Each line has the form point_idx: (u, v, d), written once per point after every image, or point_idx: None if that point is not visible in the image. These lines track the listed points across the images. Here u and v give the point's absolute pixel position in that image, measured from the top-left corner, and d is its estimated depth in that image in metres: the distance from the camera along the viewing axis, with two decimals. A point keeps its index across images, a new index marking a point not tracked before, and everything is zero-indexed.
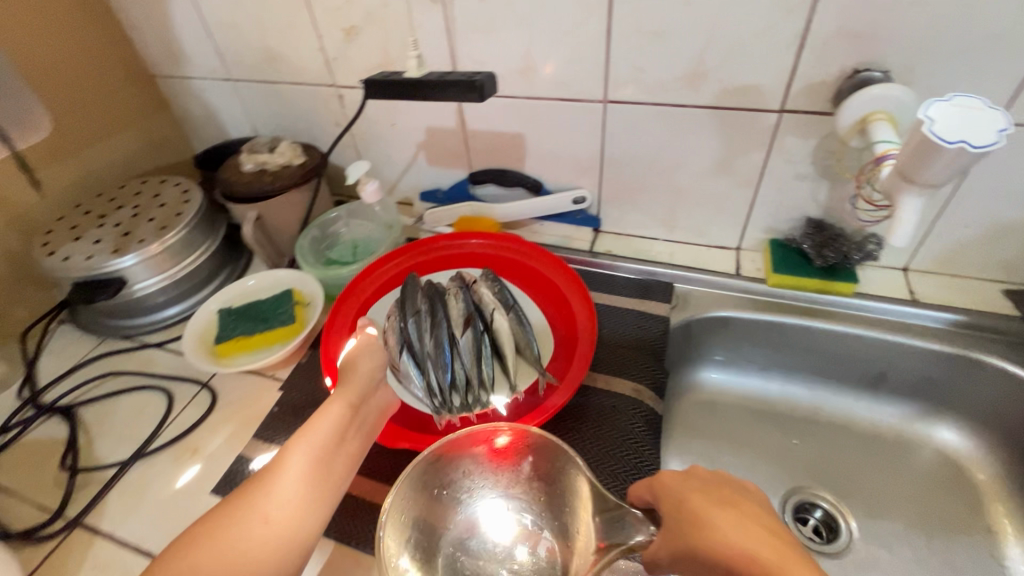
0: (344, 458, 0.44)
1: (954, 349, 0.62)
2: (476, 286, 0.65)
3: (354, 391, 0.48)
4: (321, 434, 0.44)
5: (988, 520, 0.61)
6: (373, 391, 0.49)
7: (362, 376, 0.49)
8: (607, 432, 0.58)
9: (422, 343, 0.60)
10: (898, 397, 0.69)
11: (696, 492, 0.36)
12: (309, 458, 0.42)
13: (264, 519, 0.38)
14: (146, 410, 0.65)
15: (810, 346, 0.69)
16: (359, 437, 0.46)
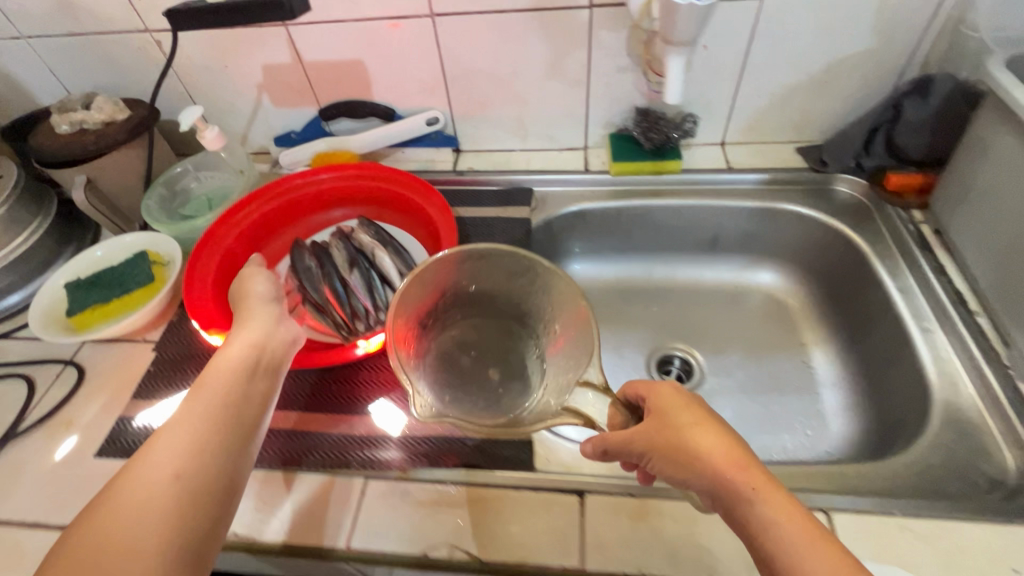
0: (243, 414, 0.40)
1: (761, 203, 0.74)
2: (353, 233, 0.68)
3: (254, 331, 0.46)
4: (222, 377, 0.41)
5: (801, 336, 0.74)
6: (272, 332, 0.47)
7: (259, 317, 0.48)
8: None
9: (318, 292, 0.61)
10: (731, 254, 0.80)
11: (694, 409, 0.39)
12: (211, 400, 0.40)
13: (153, 478, 0.34)
14: (6, 399, 0.61)
15: (655, 224, 0.78)
16: (264, 379, 0.44)
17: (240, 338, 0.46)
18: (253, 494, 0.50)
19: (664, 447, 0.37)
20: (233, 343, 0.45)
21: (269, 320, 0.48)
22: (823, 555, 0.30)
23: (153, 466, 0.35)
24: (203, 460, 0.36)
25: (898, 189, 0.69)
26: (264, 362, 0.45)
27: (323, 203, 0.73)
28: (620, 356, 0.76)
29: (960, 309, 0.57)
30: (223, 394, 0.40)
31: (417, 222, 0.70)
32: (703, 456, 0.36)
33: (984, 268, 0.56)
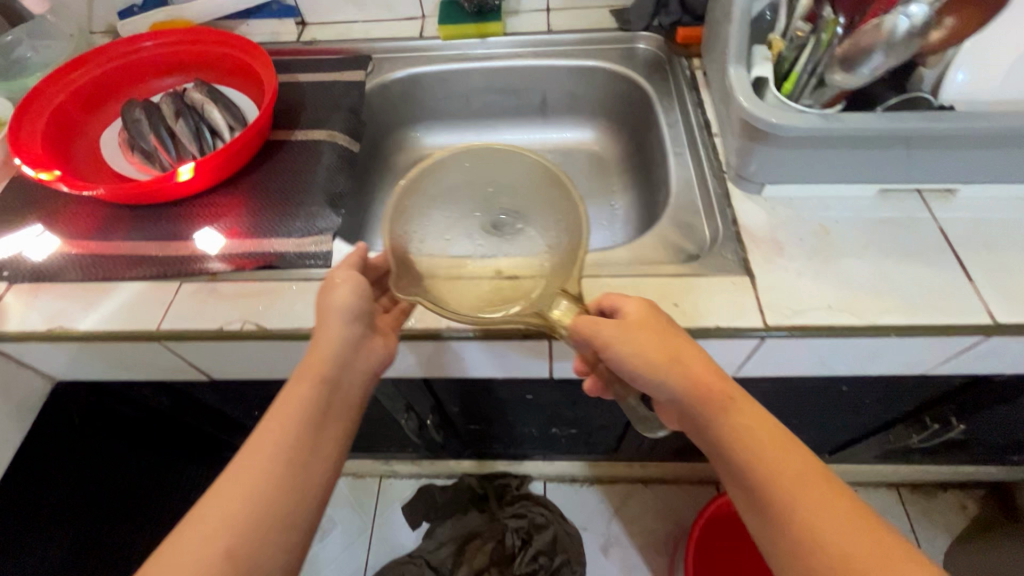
0: (313, 470, 0.42)
1: (575, 62, 0.81)
2: (182, 91, 0.72)
3: (332, 344, 0.46)
4: (292, 422, 0.43)
5: (611, 185, 0.84)
6: (343, 362, 0.47)
7: (328, 344, 0.46)
8: (304, 164, 0.71)
9: (147, 143, 0.68)
10: (559, 117, 0.88)
11: (662, 325, 0.46)
12: (288, 424, 0.42)
13: (224, 542, 0.38)
14: None
15: (487, 88, 0.85)
16: (342, 394, 0.46)
17: (310, 370, 0.45)
18: (82, 300, 0.58)
19: (627, 337, 0.45)
20: (312, 355, 0.46)
21: (345, 341, 0.47)
22: (780, 454, 0.39)
23: (236, 496, 0.39)
24: (274, 488, 0.40)
25: (685, 41, 0.77)
26: (342, 377, 0.46)
27: (153, 70, 0.77)
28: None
29: (703, 133, 0.66)
30: (300, 414, 0.43)
31: (245, 79, 0.75)
32: (676, 367, 0.43)
33: (716, 92, 0.65)
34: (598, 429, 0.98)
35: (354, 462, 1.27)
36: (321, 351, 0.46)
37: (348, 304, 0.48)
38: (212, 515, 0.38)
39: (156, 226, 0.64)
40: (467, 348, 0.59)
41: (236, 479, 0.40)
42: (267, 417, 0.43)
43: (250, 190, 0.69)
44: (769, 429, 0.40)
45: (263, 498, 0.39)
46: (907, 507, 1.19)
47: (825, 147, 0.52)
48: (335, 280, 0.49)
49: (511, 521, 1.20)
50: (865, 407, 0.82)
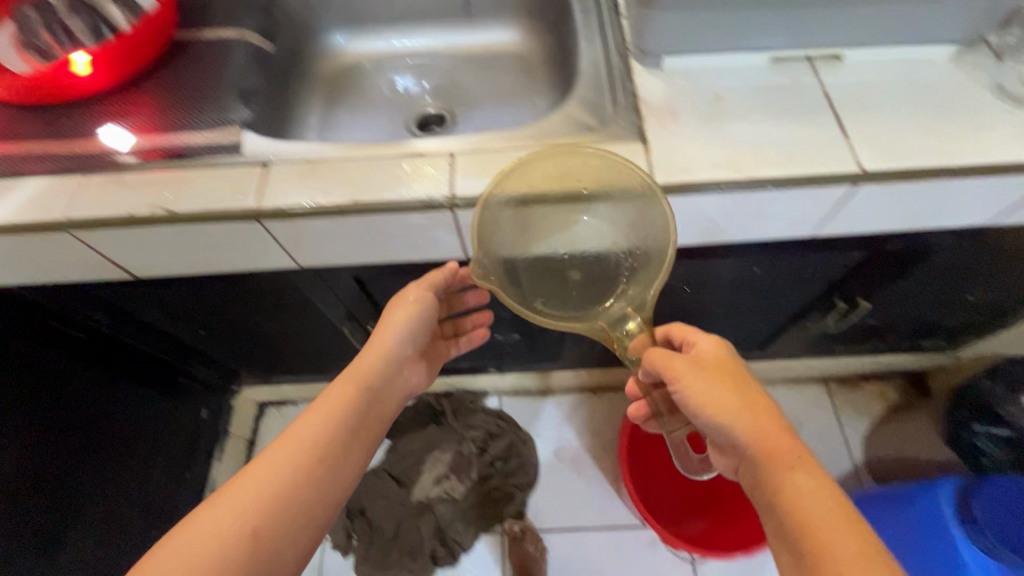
0: (347, 456, 0.55)
1: None
2: None
3: (381, 355, 0.61)
4: (340, 414, 0.56)
5: (537, 84, 0.84)
6: (383, 377, 0.61)
7: (374, 356, 0.60)
8: (214, 60, 0.70)
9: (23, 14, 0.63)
10: (484, 18, 0.87)
11: (735, 369, 0.53)
12: (335, 417, 0.55)
13: (272, 484, 0.50)
14: None
15: None
16: (380, 403, 0.60)
17: (356, 368, 0.60)
18: None
19: (710, 381, 0.51)
20: (364, 363, 0.60)
21: (395, 354, 0.62)
22: (831, 510, 0.42)
23: (278, 469, 0.51)
24: (306, 465, 0.52)
25: None
26: (384, 387, 0.61)
27: None
28: (378, 115, 0.85)
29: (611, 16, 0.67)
30: (344, 409, 0.56)
31: None
32: (744, 407, 0.49)
33: None
34: (539, 333, 1.03)
35: (313, 388, 1.30)
36: (377, 362, 0.60)
37: (405, 321, 0.62)
38: (262, 469, 0.50)
39: (59, 124, 0.63)
40: (367, 225, 0.57)
41: (279, 455, 0.52)
42: (316, 406, 0.56)
43: (156, 87, 0.68)
44: (810, 470, 0.44)
45: (299, 477, 0.51)
46: (834, 398, 1.29)
47: (711, 9, 0.54)
48: (408, 298, 0.63)
49: (467, 432, 1.27)
50: (779, 290, 0.87)
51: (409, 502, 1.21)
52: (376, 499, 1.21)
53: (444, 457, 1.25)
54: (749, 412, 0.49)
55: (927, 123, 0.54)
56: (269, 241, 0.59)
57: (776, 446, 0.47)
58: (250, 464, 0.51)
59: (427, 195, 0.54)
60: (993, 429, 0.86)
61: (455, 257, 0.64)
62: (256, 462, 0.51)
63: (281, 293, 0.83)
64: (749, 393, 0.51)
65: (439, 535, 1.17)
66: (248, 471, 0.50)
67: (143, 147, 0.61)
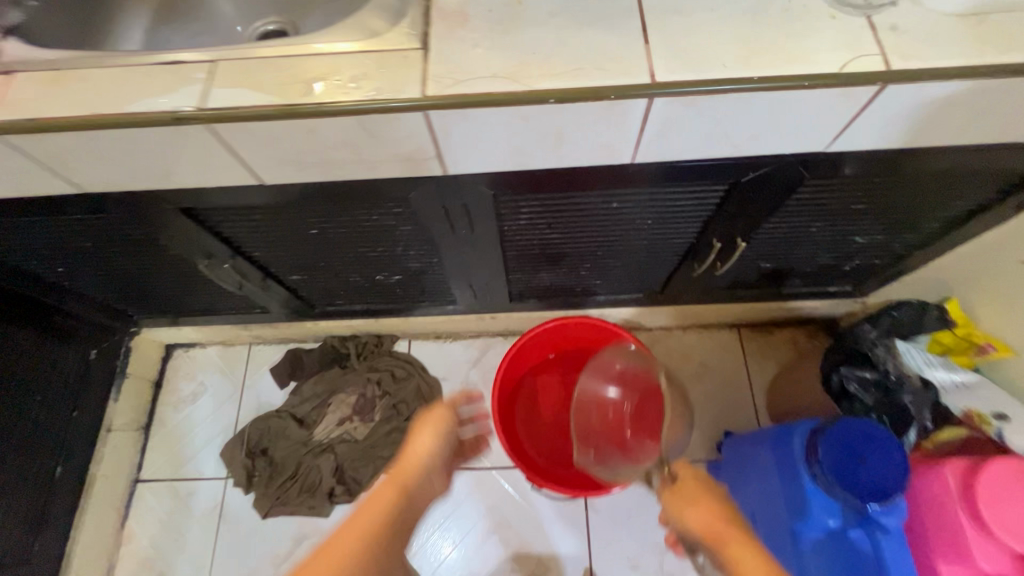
0: (388, 551, 0.69)
1: None
2: None
3: (416, 464, 0.79)
4: (382, 514, 0.71)
5: None
6: (416, 476, 0.77)
7: (411, 459, 0.79)
8: None
9: None
10: None
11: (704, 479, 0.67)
12: (378, 518, 0.71)
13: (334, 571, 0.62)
14: None
15: None
16: (413, 506, 0.76)
17: (397, 473, 0.77)
18: None
19: (676, 492, 0.66)
20: (399, 471, 0.77)
21: (427, 466, 0.80)
22: None
23: (344, 557, 0.64)
24: (361, 545, 0.66)
25: None
26: (412, 495, 0.76)
27: None
28: (215, 34, 0.77)
29: None
30: (386, 506, 0.72)
31: None
32: (698, 506, 0.63)
33: None
34: (420, 274, 0.99)
35: (217, 330, 1.28)
36: (414, 470, 0.79)
37: (432, 436, 0.82)
38: (325, 561, 0.64)
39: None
40: (123, 143, 0.52)
41: (338, 542, 0.66)
42: (364, 507, 0.72)
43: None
44: (751, 550, 0.57)
45: (359, 565, 0.64)
46: (744, 344, 1.27)
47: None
48: (437, 405, 0.85)
49: (371, 374, 1.26)
50: (649, 228, 0.84)
51: (311, 442, 1.22)
52: (277, 439, 1.22)
53: (348, 399, 1.25)
54: (695, 505, 0.63)
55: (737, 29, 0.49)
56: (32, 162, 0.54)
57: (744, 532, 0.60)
58: (312, 557, 0.64)
59: (177, 106, 0.49)
60: (860, 372, 0.85)
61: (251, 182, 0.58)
62: (320, 553, 0.64)
63: (116, 226, 0.78)
64: (700, 496, 0.64)
65: (337, 474, 1.19)
66: (320, 563, 0.63)
67: None
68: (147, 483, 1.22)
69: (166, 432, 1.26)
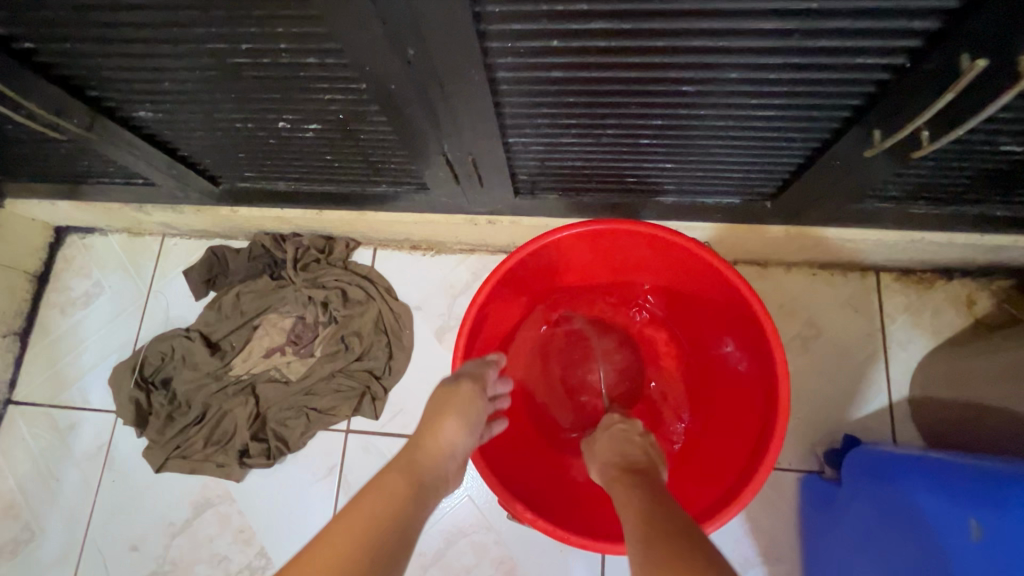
0: (387, 545, 0.44)
1: None
2: None
3: (438, 456, 0.53)
4: (380, 501, 0.46)
5: None
6: (427, 461, 0.52)
7: (424, 440, 0.54)
8: None
9: None
10: None
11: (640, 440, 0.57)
12: (376, 509, 0.46)
13: None
14: None
15: None
16: (434, 501, 0.50)
17: (403, 459, 0.52)
18: None
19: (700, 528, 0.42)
20: (412, 459, 0.52)
21: (451, 458, 0.54)
22: None
23: (324, 567, 0.41)
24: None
25: None
26: (431, 489, 0.50)
27: None
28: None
29: None
30: (387, 513, 0.45)
31: None
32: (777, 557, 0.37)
33: None
34: (353, 123, 0.57)
35: (110, 210, 0.91)
36: (436, 462, 0.52)
37: (463, 423, 0.55)
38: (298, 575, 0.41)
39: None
40: None
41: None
42: (360, 494, 0.47)
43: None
44: None
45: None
46: (883, 299, 0.81)
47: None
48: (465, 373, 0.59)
49: (312, 292, 0.88)
50: (801, 20, 0.37)
51: (225, 378, 0.87)
52: (182, 368, 0.88)
53: (281, 323, 0.89)
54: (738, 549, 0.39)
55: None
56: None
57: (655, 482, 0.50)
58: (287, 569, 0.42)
59: None
60: None
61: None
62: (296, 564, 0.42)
63: None
64: None
65: (255, 424, 0.84)
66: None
67: None
68: (20, 407, 0.92)
69: (50, 342, 0.94)
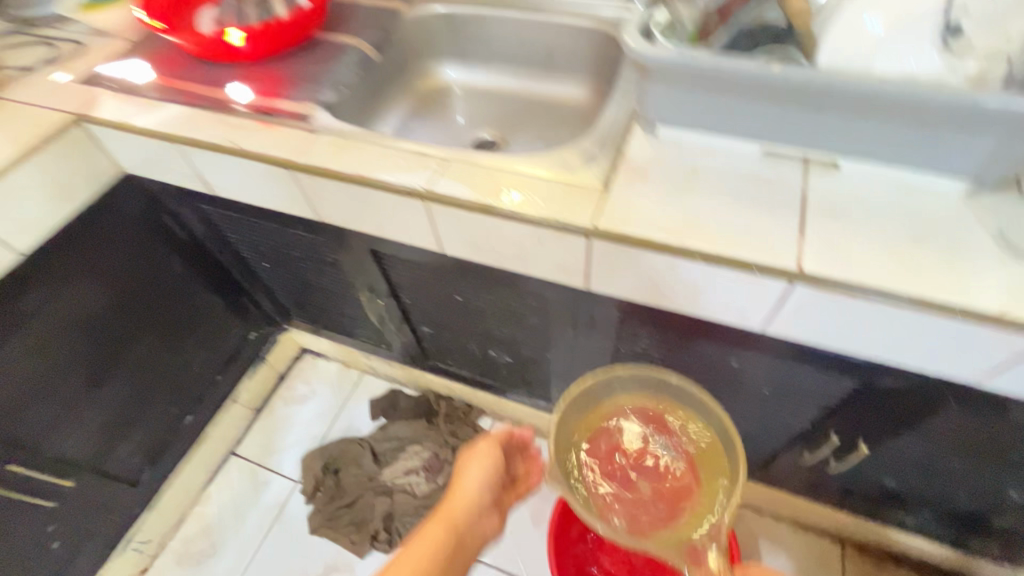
0: None
1: (582, 21, 0.90)
2: None
3: (465, 498, 0.68)
4: None
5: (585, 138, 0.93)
6: (456, 532, 0.66)
7: (456, 492, 0.68)
8: (327, 70, 0.88)
9: None
10: (566, 74, 0.98)
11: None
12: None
13: None
14: (36, 54, 0.95)
15: (509, 36, 0.97)
16: (467, 545, 0.66)
17: (443, 511, 0.66)
18: (144, 109, 0.81)
19: None
20: (446, 507, 0.67)
21: (474, 496, 0.68)
22: None
23: None
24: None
25: None
26: (463, 532, 0.66)
27: None
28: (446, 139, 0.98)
29: None
30: None
31: None
32: None
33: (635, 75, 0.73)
34: (528, 363, 1.07)
35: (344, 350, 1.46)
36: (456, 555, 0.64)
37: (482, 469, 0.70)
38: None
39: (227, 88, 0.84)
40: (359, 202, 0.71)
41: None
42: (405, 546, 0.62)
43: (297, 90, 0.84)
44: None
45: None
46: (841, 563, 1.11)
47: (696, 91, 0.58)
48: (485, 438, 0.73)
49: (449, 438, 1.32)
50: (755, 398, 0.84)
51: (375, 479, 1.29)
52: (350, 465, 1.31)
53: (421, 453, 1.32)
54: None
55: (868, 243, 0.54)
56: (307, 182, 0.72)
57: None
58: None
59: (412, 185, 0.65)
60: None
61: (432, 246, 0.73)
62: None
63: (323, 249, 0.98)
64: None
65: (386, 519, 1.23)
66: None
67: (253, 111, 0.79)
68: (237, 459, 1.37)
69: (270, 421, 1.43)
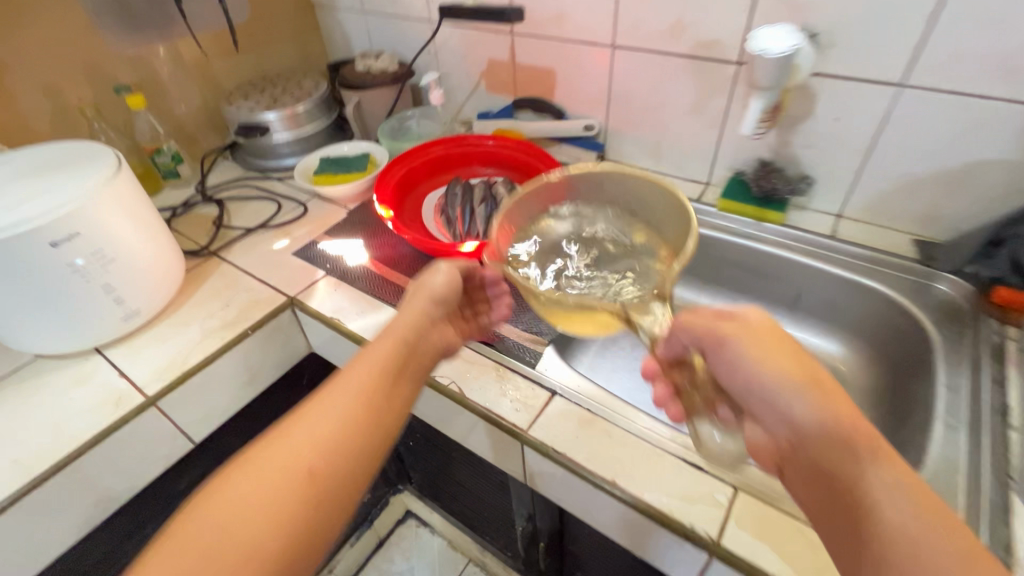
0: (371, 431, 0.49)
1: (851, 276, 0.77)
2: (494, 139, 0.96)
3: (420, 315, 0.57)
4: (362, 370, 0.52)
5: None
6: (411, 342, 0.56)
7: (410, 316, 0.57)
8: None
9: (468, 140, 0.97)
10: (813, 320, 0.84)
11: (860, 457, 0.37)
12: (359, 383, 0.51)
13: (271, 474, 0.45)
14: (262, 210, 0.96)
15: (746, 265, 0.86)
16: (415, 366, 0.56)
17: (393, 321, 0.56)
18: (358, 306, 0.75)
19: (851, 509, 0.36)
20: (396, 321, 0.56)
21: (429, 296, 0.58)
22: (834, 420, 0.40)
23: (301, 434, 0.47)
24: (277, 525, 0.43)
25: (1004, 305, 0.66)
26: (412, 353, 0.55)
27: (479, 157, 0.97)
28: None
29: (993, 418, 0.56)
30: (352, 396, 0.50)
31: (530, 175, 0.93)
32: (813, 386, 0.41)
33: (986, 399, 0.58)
34: None
35: (456, 530, 1.28)
36: (404, 371, 0.55)
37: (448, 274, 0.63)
38: (244, 477, 0.44)
39: None
40: (602, 503, 0.58)
41: (246, 542, 0.42)
42: (351, 361, 0.53)
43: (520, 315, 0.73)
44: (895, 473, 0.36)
45: (322, 454, 0.46)
46: None
47: None
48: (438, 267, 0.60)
49: None
50: None
51: None
52: None
53: None
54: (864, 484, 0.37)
55: None
56: (557, 468, 0.59)
57: (851, 480, 0.37)
58: (236, 465, 0.46)
59: (694, 527, 0.51)
60: None
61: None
62: (241, 459, 0.46)
63: (492, 471, 0.84)
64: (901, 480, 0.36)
65: None
66: (231, 469, 0.45)
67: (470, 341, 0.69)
68: None
69: None
